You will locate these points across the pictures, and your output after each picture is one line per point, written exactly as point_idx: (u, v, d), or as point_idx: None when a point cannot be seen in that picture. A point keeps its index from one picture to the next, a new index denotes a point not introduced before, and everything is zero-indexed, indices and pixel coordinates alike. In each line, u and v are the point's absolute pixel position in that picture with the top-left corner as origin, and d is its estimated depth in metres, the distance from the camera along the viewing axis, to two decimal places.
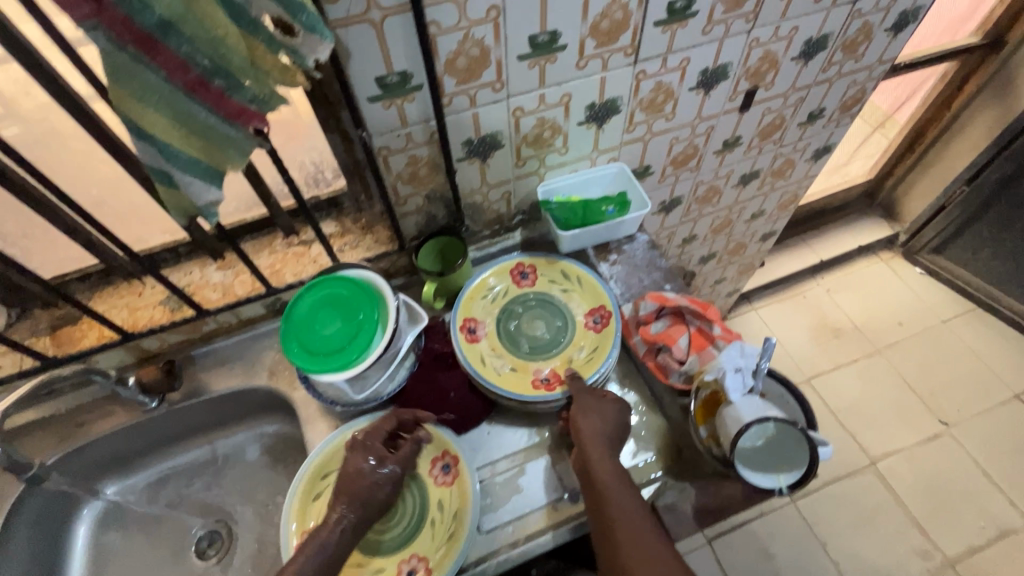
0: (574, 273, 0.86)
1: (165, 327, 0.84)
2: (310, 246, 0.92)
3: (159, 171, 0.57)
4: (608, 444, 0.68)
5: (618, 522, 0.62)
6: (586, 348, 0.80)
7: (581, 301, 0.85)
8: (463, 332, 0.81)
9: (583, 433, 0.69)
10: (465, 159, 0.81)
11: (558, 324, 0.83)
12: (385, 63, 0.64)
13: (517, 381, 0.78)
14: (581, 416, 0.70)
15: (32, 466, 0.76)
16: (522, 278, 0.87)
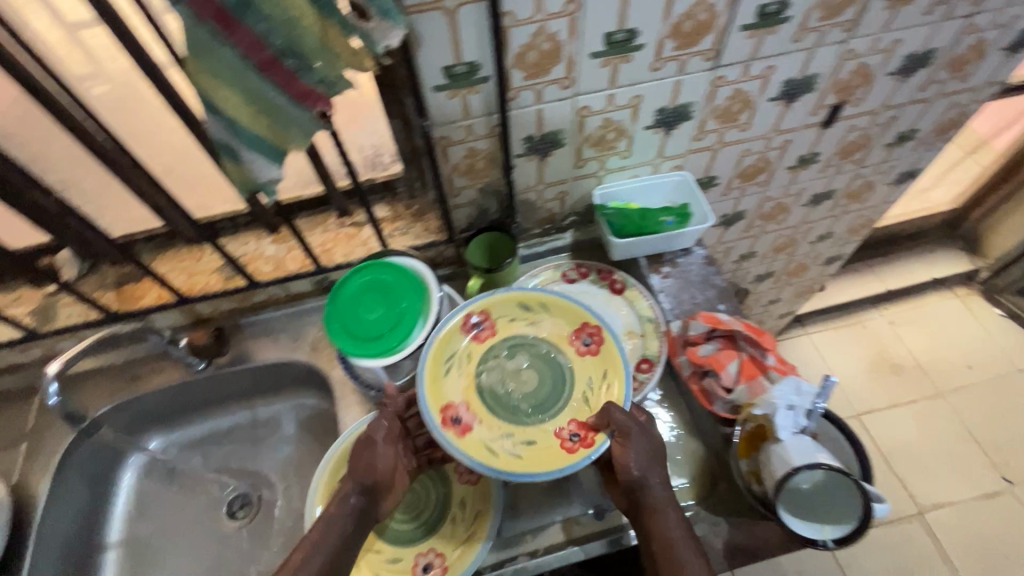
0: (534, 300, 0.78)
1: (218, 294, 0.87)
2: (361, 228, 0.92)
3: (225, 145, 0.58)
4: (655, 469, 0.65)
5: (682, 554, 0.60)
6: (598, 380, 0.73)
7: (560, 326, 0.77)
8: (446, 423, 0.70)
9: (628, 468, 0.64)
10: (524, 155, 0.78)
11: (548, 367, 0.75)
12: (455, 52, 0.62)
13: (544, 457, 0.68)
14: (623, 453, 0.65)
15: (86, 418, 0.83)
16: (478, 329, 0.78)
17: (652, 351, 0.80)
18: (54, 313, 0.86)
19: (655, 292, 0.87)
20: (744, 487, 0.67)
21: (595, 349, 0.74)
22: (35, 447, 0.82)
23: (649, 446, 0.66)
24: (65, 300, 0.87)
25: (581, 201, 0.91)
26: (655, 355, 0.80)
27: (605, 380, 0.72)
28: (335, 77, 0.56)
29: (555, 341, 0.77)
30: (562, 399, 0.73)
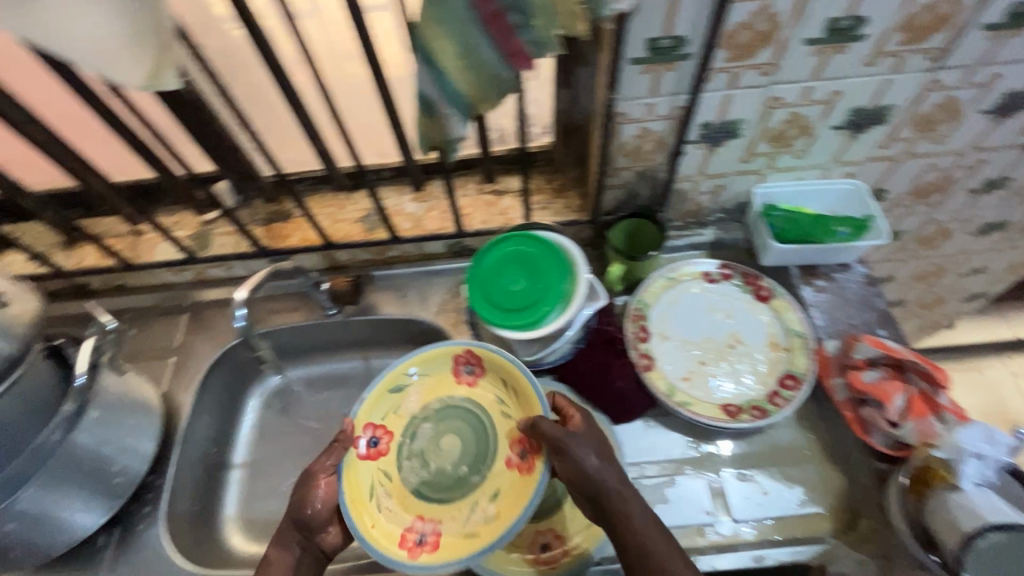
0: (400, 376, 0.77)
1: (358, 244, 0.89)
2: (501, 197, 0.91)
3: (425, 99, 0.58)
4: (614, 475, 0.61)
5: (659, 554, 0.57)
6: (509, 398, 0.74)
7: (432, 381, 0.79)
8: (411, 546, 0.69)
9: (604, 483, 0.60)
10: (696, 142, 0.74)
11: (444, 419, 0.77)
12: (666, 24, 0.58)
13: (516, 493, 0.69)
14: (572, 456, 0.62)
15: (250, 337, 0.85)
16: (374, 444, 0.75)
17: (799, 367, 0.75)
18: (209, 241, 0.91)
19: (806, 305, 0.81)
20: (906, 530, 0.62)
21: (478, 379, 0.77)
22: (182, 363, 0.88)
23: (591, 436, 0.64)
24: (218, 230, 0.91)
25: (735, 198, 0.85)
26: (803, 373, 0.75)
27: (513, 402, 0.74)
28: (548, 38, 0.54)
29: (424, 390, 0.79)
30: (490, 445, 0.74)
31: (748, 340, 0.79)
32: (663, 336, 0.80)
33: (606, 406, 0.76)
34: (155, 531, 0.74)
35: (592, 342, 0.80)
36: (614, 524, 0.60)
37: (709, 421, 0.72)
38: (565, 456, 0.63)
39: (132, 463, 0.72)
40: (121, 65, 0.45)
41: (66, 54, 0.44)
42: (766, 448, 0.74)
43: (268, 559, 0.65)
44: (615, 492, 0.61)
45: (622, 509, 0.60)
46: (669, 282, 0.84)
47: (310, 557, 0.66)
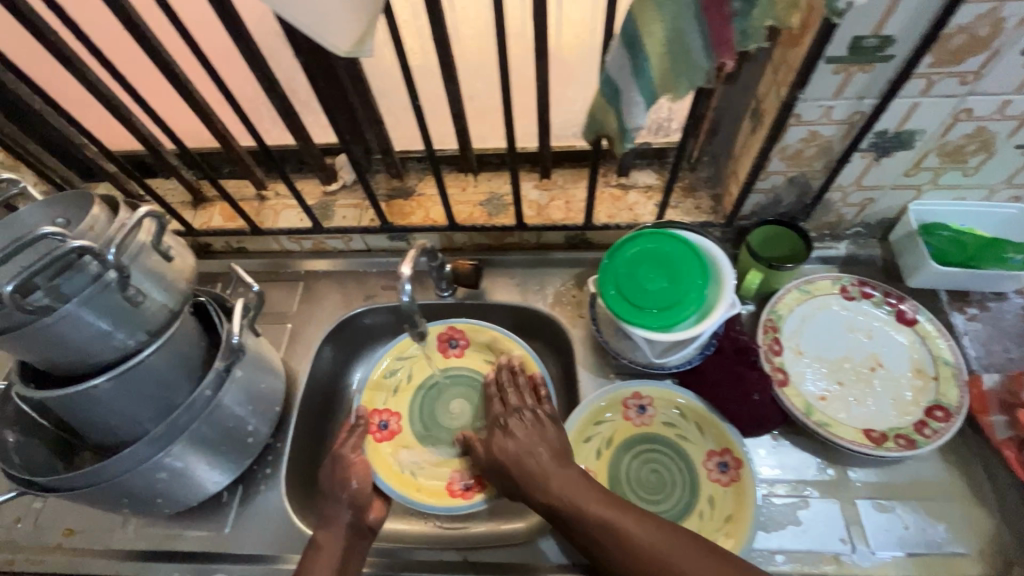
0: (392, 363, 0.87)
1: (480, 227, 0.88)
2: (627, 191, 0.88)
3: (611, 83, 0.56)
4: (547, 458, 0.67)
5: (619, 524, 0.60)
6: (497, 357, 0.87)
7: (415, 361, 0.88)
8: (460, 493, 0.78)
9: (538, 458, 0.67)
10: (863, 152, 0.70)
11: (441, 390, 0.87)
12: (879, 23, 0.55)
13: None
14: (501, 444, 0.70)
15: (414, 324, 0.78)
16: (383, 427, 0.84)
17: (949, 399, 0.71)
18: (331, 212, 0.91)
19: (958, 333, 0.76)
20: None
21: (464, 349, 0.88)
22: (298, 331, 0.90)
23: (533, 427, 0.71)
24: (340, 202, 0.92)
25: (883, 213, 0.81)
26: (953, 406, 0.71)
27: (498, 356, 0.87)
28: (757, 28, 0.51)
29: (416, 368, 0.88)
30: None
31: (890, 365, 0.75)
32: (797, 352, 0.77)
33: (736, 417, 0.73)
34: (276, 494, 0.76)
35: (722, 348, 0.76)
36: (564, 514, 0.63)
37: (852, 446, 0.69)
38: (492, 439, 0.72)
39: (262, 426, 0.74)
40: (335, 30, 0.48)
41: (283, 11, 0.47)
42: (908, 479, 0.70)
43: (315, 544, 0.67)
44: (551, 474, 0.65)
45: (565, 494, 0.63)
46: (804, 294, 0.80)
47: (359, 535, 0.69)
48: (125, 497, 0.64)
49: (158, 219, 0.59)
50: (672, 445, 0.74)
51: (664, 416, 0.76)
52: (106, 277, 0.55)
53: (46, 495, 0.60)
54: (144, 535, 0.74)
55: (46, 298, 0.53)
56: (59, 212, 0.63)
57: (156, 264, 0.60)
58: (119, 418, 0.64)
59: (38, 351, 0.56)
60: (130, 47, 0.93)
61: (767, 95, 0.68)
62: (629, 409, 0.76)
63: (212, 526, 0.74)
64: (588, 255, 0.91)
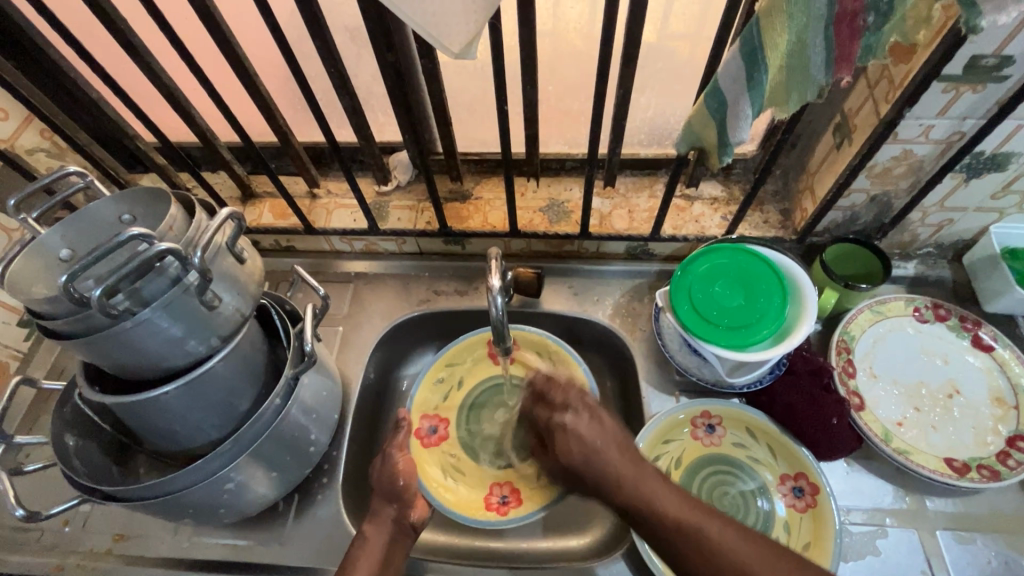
0: (440, 369, 0.85)
1: (540, 235, 0.85)
2: (693, 202, 0.85)
3: (720, 94, 0.53)
4: (616, 453, 0.59)
5: (714, 535, 0.53)
6: (546, 366, 0.85)
7: (467, 366, 0.87)
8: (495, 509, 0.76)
9: (613, 463, 0.58)
10: (955, 173, 0.67)
11: (493, 397, 0.86)
12: (1003, 43, 0.52)
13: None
14: (566, 448, 0.60)
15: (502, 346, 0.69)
16: (430, 434, 0.83)
17: None
18: (386, 214, 0.88)
19: None
20: None
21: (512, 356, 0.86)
22: (349, 336, 0.87)
23: (589, 421, 0.61)
24: (394, 203, 0.89)
25: (961, 234, 0.78)
26: None
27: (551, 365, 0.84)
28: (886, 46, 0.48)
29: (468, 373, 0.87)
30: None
31: (968, 392, 0.73)
32: (871, 375, 0.75)
33: (813, 442, 0.70)
34: (333, 506, 0.74)
35: (794, 369, 0.73)
36: (634, 510, 0.56)
37: (933, 475, 0.67)
38: (553, 440, 0.62)
39: (321, 435, 0.72)
40: (448, 31, 0.45)
41: (396, 9, 0.44)
42: (988, 511, 0.68)
43: (363, 537, 0.65)
44: (630, 474, 0.58)
45: (640, 495, 0.56)
46: (877, 315, 0.78)
47: (403, 533, 0.66)
48: (189, 508, 0.62)
49: (238, 220, 0.56)
50: (744, 467, 0.73)
51: (734, 437, 0.74)
52: (187, 280, 0.52)
53: (109, 502, 0.59)
54: (196, 544, 0.72)
55: (127, 302, 0.50)
56: (126, 207, 0.60)
57: (231, 267, 0.57)
58: (184, 424, 0.61)
59: (113, 356, 0.53)
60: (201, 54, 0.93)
61: (860, 111, 0.66)
62: (698, 428, 0.74)
63: (266, 536, 0.72)
64: (648, 266, 0.88)
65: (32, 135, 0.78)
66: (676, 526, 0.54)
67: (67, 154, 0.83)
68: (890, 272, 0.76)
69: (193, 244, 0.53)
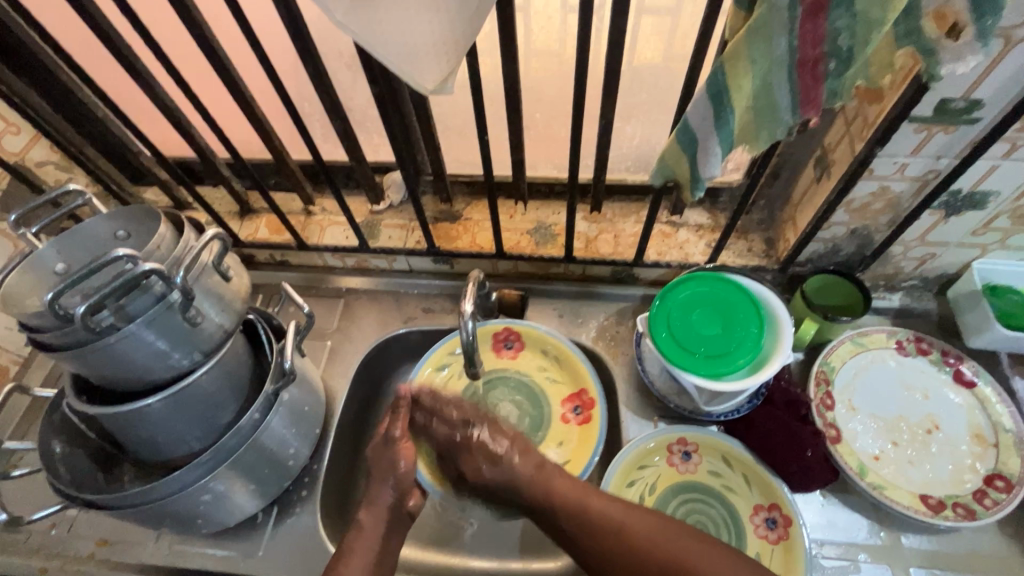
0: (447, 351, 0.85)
1: (526, 257, 0.86)
2: (678, 229, 0.86)
3: (689, 130, 0.54)
4: (522, 461, 0.65)
5: (621, 522, 0.60)
6: (551, 363, 0.85)
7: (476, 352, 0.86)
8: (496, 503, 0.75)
9: (518, 473, 0.64)
10: (933, 209, 0.68)
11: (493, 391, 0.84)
12: (970, 87, 0.53)
13: (582, 445, 0.78)
14: (476, 467, 0.66)
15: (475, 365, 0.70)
16: None
17: (1010, 469, 0.69)
18: (377, 232, 0.90)
19: (1019, 399, 0.75)
20: None
21: (519, 351, 0.86)
22: (337, 350, 0.89)
23: (491, 432, 0.66)
24: (386, 222, 0.91)
25: (944, 269, 0.78)
26: (1015, 476, 0.68)
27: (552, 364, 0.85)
28: (849, 89, 0.49)
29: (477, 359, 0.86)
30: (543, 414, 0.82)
31: (948, 428, 0.72)
32: (850, 408, 0.75)
33: (787, 473, 0.70)
34: (311, 518, 0.76)
35: (772, 399, 0.74)
36: (544, 507, 0.63)
37: (908, 512, 0.67)
38: (460, 456, 0.67)
39: (302, 448, 0.74)
40: (422, 69, 0.47)
41: (372, 50, 0.45)
42: (964, 550, 0.67)
43: (359, 525, 0.64)
44: (529, 478, 0.64)
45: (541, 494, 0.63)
46: (859, 347, 0.78)
47: (399, 520, 0.65)
48: (168, 517, 0.64)
49: (223, 240, 0.58)
50: (718, 496, 0.73)
51: (709, 465, 0.74)
52: (170, 298, 0.54)
53: (91, 509, 0.61)
54: (177, 552, 0.74)
55: (111, 318, 0.52)
56: (120, 224, 0.62)
57: (216, 284, 0.60)
58: (167, 435, 0.63)
59: (98, 368, 0.55)
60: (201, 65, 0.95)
61: (837, 146, 0.67)
62: (673, 455, 0.75)
63: (246, 546, 0.74)
64: (633, 290, 0.89)
65: (42, 149, 0.82)
66: (575, 518, 0.61)
67: (74, 168, 0.87)
68: (870, 305, 0.76)
69: (178, 263, 0.55)
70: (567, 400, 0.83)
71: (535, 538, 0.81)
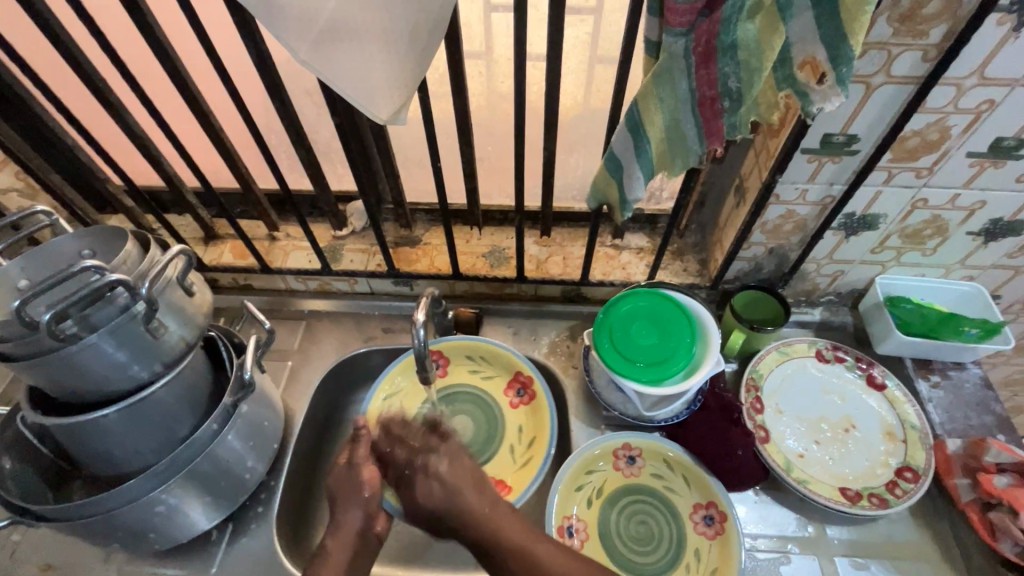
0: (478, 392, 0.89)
1: (482, 278, 0.92)
2: (621, 251, 0.94)
3: (614, 156, 0.62)
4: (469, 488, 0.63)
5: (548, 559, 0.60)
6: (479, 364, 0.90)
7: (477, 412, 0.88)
8: None
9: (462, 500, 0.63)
10: (834, 230, 0.77)
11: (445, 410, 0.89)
12: (846, 123, 0.63)
13: (537, 421, 0.85)
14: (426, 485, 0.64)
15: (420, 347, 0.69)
16: None
17: (917, 461, 0.76)
18: (340, 256, 0.94)
19: (923, 399, 0.83)
20: None
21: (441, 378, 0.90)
22: (298, 370, 0.92)
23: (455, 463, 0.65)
24: (349, 246, 0.95)
25: (854, 284, 0.88)
26: (921, 468, 0.76)
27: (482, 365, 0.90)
28: (743, 123, 0.57)
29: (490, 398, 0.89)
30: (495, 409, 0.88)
31: (864, 427, 0.80)
32: (777, 411, 0.82)
33: (722, 472, 0.76)
34: (267, 533, 0.77)
35: (708, 405, 0.80)
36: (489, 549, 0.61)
37: (828, 503, 0.73)
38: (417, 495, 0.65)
39: (259, 463, 0.76)
40: (372, 102, 0.53)
41: (332, 85, 0.51)
42: (883, 539, 0.73)
43: (325, 552, 0.63)
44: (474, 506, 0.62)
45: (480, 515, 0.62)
46: (783, 355, 0.86)
47: (367, 545, 0.65)
48: (119, 531, 0.64)
49: (188, 256, 0.62)
50: (660, 496, 0.78)
51: (653, 468, 0.79)
52: (134, 309, 0.57)
53: (39, 524, 0.61)
54: (128, 572, 0.73)
55: (75, 327, 0.55)
56: (88, 244, 0.65)
57: (179, 298, 0.63)
58: (122, 448, 0.64)
59: (58, 379, 0.57)
60: (170, 98, 0.99)
61: (749, 176, 0.76)
62: (619, 459, 0.80)
63: (198, 565, 0.74)
64: (583, 309, 0.96)
65: (7, 176, 0.85)
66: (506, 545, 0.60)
67: (38, 194, 0.89)
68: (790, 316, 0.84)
69: (144, 276, 0.58)
70: (507, 389, 0.89)
71: None
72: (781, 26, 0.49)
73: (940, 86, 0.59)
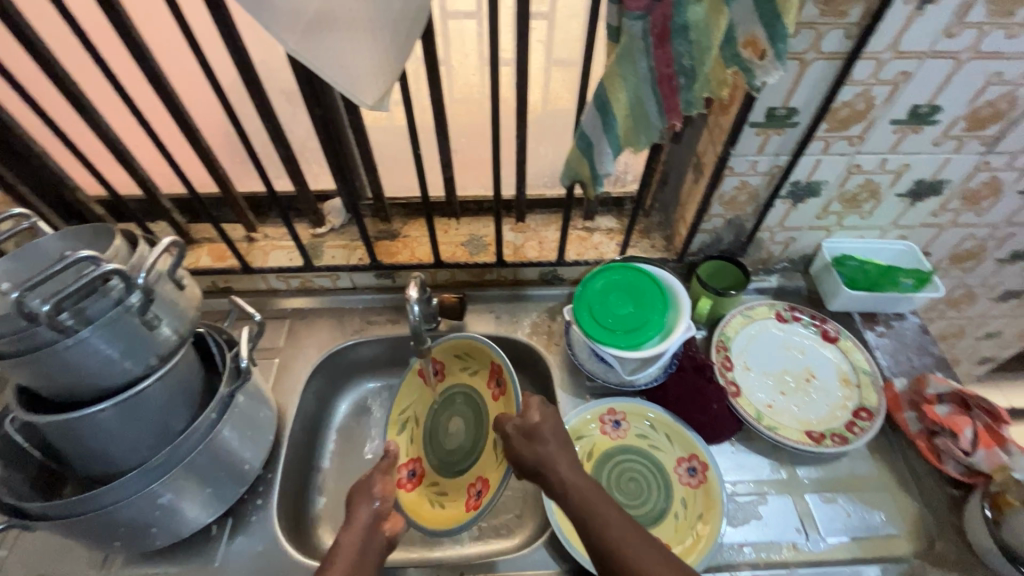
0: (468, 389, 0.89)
1: (463, 265, 0.96)
2: (593, 233, 0.99)
3: (584, 135, 0.67)
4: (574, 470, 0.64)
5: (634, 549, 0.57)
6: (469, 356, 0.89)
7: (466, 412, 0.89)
8: (410, 484, 0.85)
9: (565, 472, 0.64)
10: (783, 198, 0.85)
11: (445, 409, 0.90)
12: (786, 98, 0.71)
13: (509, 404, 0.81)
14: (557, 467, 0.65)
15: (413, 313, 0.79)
16: (409, 475, 0.86)
17: (870, 402, 0.84)
18: (321, 252, 0.96)
19: (871, 347, 0.92)
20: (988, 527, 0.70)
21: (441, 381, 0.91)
22: (285, 367, 0.93)
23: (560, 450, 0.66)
24: (329, 243, 0.97)
25: (804, 249, 0.96)
26: (874, 407, 0.84)
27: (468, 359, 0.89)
28: (698, 99, 0.63)
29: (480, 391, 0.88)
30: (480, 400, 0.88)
31: (822, 376, 0.88)
32: (745, 367, 0.89)
33: (699, 425, 0.82)
34: (268, 525, 0.77)
35: (683, 366, 0.86)
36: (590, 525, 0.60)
37: (796, 444, 0.80)
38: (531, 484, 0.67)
39: (257, 456, 0.77)
40: (359, 87, 0.56)
41: (321, 73, 0.54)
42: (847, 474, 0.81)
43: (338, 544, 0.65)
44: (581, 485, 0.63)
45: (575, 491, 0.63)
46: (747, 318, 0.93)
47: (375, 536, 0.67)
48: (120, 528, 0.64)
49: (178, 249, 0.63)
50: (646, 454, 0.83)
51: (637, 429, 0.84)
52: (129, 301, 0.58)
53: (36, 527, 0.60)
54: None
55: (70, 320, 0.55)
56: (71, 244, 0.65)
57: (170, 292, 0.64)
58: (118, 445, 0.64)
59: (51, 376, 0.57)
60: None
61: (705, 153, 0.83)
62: (605, 424, 0.85)
63: (199, 562, 0.74)
64: (560, 290, 1.01)
65: None
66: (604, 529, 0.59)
67: None
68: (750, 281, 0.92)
69: (137, 268, 0.59)
70: (490, 379, 0.87)
71: (490, 527, 0.85)
72: (725, 8, 0.56)
73: (862, 61, 0.67)
